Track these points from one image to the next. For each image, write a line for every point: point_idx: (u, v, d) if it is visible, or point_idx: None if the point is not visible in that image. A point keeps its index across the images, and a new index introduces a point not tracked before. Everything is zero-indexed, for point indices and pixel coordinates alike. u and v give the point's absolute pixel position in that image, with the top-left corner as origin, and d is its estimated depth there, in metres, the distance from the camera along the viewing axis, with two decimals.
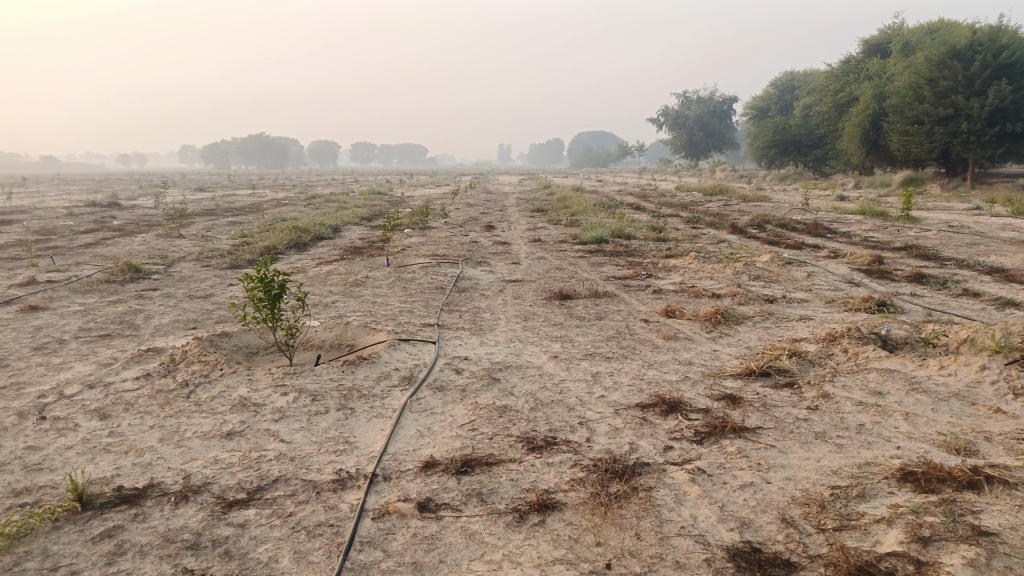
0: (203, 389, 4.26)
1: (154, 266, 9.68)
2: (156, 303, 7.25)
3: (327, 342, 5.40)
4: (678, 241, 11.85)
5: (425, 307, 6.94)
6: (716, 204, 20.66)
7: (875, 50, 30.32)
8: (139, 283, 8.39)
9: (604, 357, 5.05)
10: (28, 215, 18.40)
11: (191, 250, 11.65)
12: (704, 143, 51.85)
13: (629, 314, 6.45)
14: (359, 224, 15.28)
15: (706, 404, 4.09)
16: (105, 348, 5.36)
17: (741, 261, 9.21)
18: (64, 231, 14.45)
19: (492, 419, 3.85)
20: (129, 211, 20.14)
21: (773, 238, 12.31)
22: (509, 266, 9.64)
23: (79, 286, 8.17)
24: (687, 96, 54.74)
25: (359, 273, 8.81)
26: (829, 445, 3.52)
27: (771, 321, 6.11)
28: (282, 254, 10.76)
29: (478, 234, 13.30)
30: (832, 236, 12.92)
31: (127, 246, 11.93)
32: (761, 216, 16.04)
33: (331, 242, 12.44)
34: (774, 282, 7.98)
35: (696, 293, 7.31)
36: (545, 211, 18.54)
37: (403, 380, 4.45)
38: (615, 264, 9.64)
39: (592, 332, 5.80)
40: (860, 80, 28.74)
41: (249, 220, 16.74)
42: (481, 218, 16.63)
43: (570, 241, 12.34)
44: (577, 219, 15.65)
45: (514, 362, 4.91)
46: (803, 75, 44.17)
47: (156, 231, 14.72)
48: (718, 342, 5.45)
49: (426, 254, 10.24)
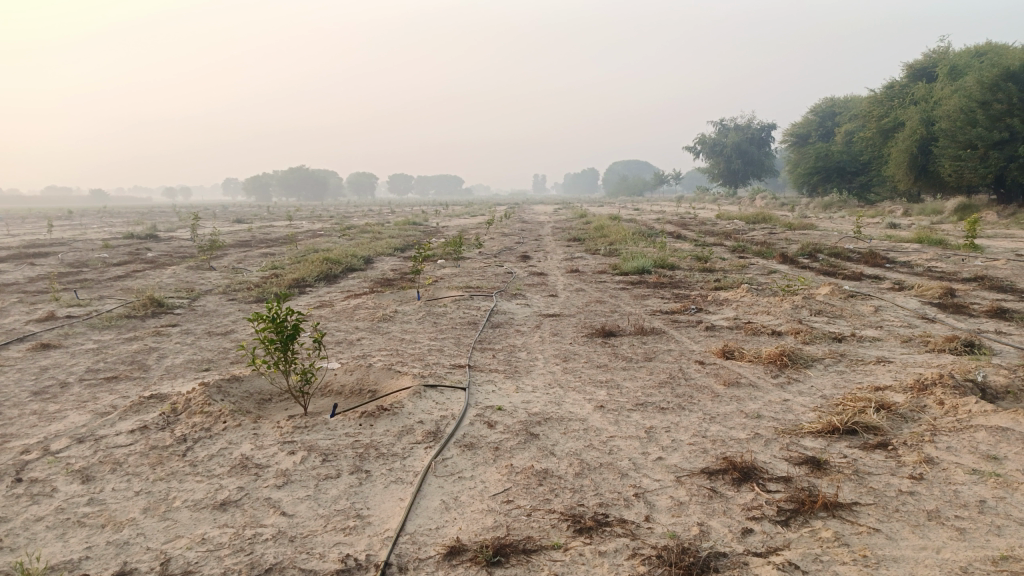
0: (201, 445, 3.74)
1: (178, 299, 9.34)
2: (173, 341, 6.84)
3: (347, 388, 4.88)
4: (726, 272, 11.17)
5: (456, 345, 6.39)
6: (761, 233, 19.88)
7: (920, 75, 29.43)
8: (159, 319, 8.01)
9: (658, 408, 4.43)
10: (67, 247, 18.49)
11: (219, 282, 11.32)
12: (742, 171, 50.95)
13: (681, 355, 5.82)
14: (392, 255, 14.90)
15: (785, 470, 3.44)
16: (107, 394, 4.90)
17: (798, 294, 8.51)
18: (96, 263, 14.33)
19: (531, 488, 3.26)
20: (164, 243, 20.15)
21: (827, 268, 11.56)
22: (547, 299, 9.08)
23: (97, 322, 7.83)
24: (725, 123, 53.95)
25: (388, 307, 8.32)
26: (948, 530, 2.84)
27: (843, 363, 5.42)
28: (311, 287, 10.36)
29: (513, 265, 12.78)
30: (892, 266, 12.10)
31: (156, 279, 11.68)
32: (810, 244, 15.25)
33: (362, 273, 12.05)
34: (837, 319, 7.27)
35: (753, 330, 6.64)
36: (581, 240, 18.04)
37: (427, 436, 3.88)
38: (660, 297, 9.03)
39: (642, 376, 5.18)
40: (905, 105, 27.80)
41: (282, 252, 16.52)
42: (516, 248, 16.14)
43: (610, 272, 11.75)
44: (616, 249, 15.05)
45: (554, 413, 4.32)
46: (845, 101, 43.20)
47: (187, 262, 14.52)
48: (787, 390, 4.78)
49: (459, 287, 9.75)
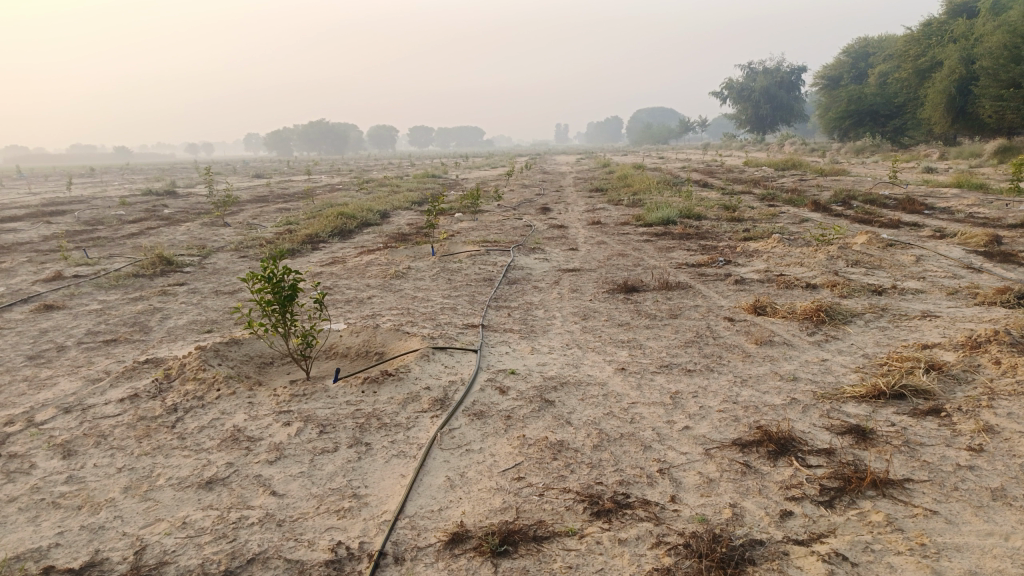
0: (192, 416, 3.49)
1: (188, 257, 9.11)
2: (178, 301, 6.61)
3: (352, 350, 4.61)
4: (755, 221, 10.68)
5: (470, 303, 6.08)
6: (791, 180, 19.17)
7: (960, 11, 27.91)
8: (167, 278, 7.79)
9: (684, 370, 4.09)
10: (85, 205, 18.40)
11: (232, 239, 11.07)
12: (770, 116, 49.40)
13: (709, 311, 5.45)
14: (409, 209, 14.57)
15: (827, 442, 3.10)
16: (103, 359, 4.67)
17: (833, 244, 8.04)
18: (112, 221, 14.17)
19: (544, 463, 2.96)
20: (181, 199, 19.95)
21: (862, 216, 11.01)
22: (566, 252, 8.71)
23: (104, 281, 7.62)
24: (752, 67, 52.10)
25: (400, 263, 8.01)
26: (1016, 511, 2.48)
27: (885, 319, 5.03)
28: (325, 243, 10.10)
29: (533, 217, 12.37)
30: (931, 212, 11.50)
31: (169, 236, 11.47)
32: (843, 191, 14.62)
33: (377, 228, 11.74)
34: (876, 270, 6.82)
35: (785, 283, 6.25)
36: (604, 191, 17.53)
37: (434, 403, 3.59)
38: (686, 248, 8.62)
39: (666, 336, 4.83)
40: (944, 43, 26.45)
41: (298, 207, 16.25)
42: (536, 200, 15.68)
43: (633, 223, 11.32)
44: (640, 199, 14.55)
45: (572, 377, 4.00)
46: (879, 41, 41.39)
47: (202, 219, 14.28)
48: (825, 349, 4.43)
49: (476, 241, 9.41)
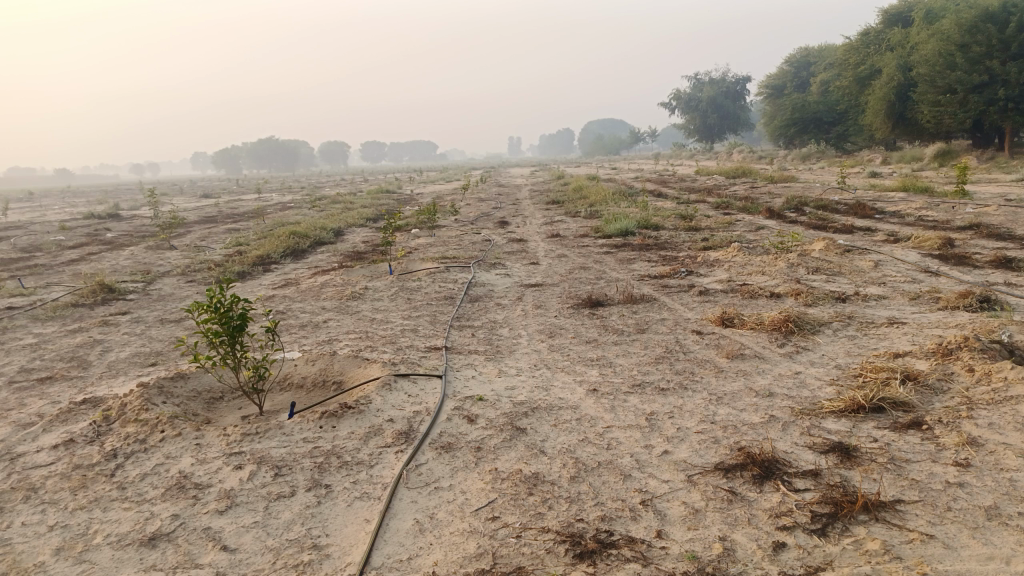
0: (133, 463, 3.20)
1: (132, 284, 8.68)
2: (120, 332, 6.23)
3: (308, 380, 4.35)
4: (713, 230, 10.71)
5: (431, 323, 5.87)
6: (743, 188, 19.42)
7: (895, 20, 28.81)
8: (109, 307, 7.38)
9: (658, 389, 3.94)
10: (21, 231, 17.59)
11: (179, 262, 10.64)
12: (718, 125, 50.32)
13: (676, 325, 5.34)
14: (364, 226, 14.26)
15: (811, 462, 2.99)
16: (35, 399, 4.31)
17: (792, 251, 8.05)
18: (50, 247, 13.54)
19: (519, 500, 2.77)
20: (125, 221, 19.25)
21: (816, 222, 11.13)
22: (527, 267, 8.56)
23: (41, 313, 7.18)
24: (699, 77, 53.03)
25: (357, 283, 7.75)
26: (1014, 531, 2.39)
27: (853, 327, 4.98)
28: (277, 264, 9.75)
29: (490, 232, 12.20)
30: (882, 217, 11.68)
31: (111, 261, 10.96)
32: (795, 197, 14.81)
33: (331, 247, 11.42)
34: (837, 277, 6.82)
35: (750, 293, 6.19)
36: (560, 202, 17.48)
37: (398, 437, 3.37)
38: (647, 260, 8.54)
39: (636, 352, 4.70)
40: (881, 51, 27.25)
41: (249, 227, 15.80)
42: (493, 214, 15.53)
43: (592, 235, 11.23)
44: (597, 210, 14.51)
45: (542, 401, 3.82)
46: (819, 50, 42.54)
47: (147, 242, 13.75)
48: (798, 361, 4.34)
49: (434, 258, 9.19)
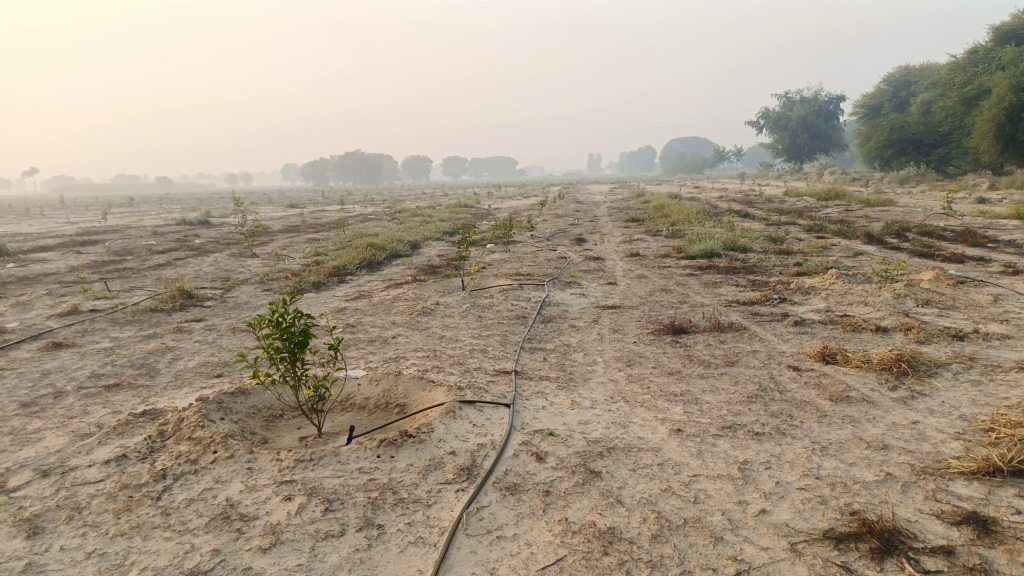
0: (181, 485, 3.02)
1: (210, 290, 8.78)
2: (192, 339, 6.21)
3: (371, 402, 4.12)
4: (806, 255, 10.03)
5: (502, 344, 5.58)
6: (836, 211, 18.42)
7: (1007, 37, 27.03)
8: (185, 313, 7.43)
9: (752, 434, 3.51)
10: (119, 235, 18.43)
11: (258, 270, 10.77)
12: (808, 146, 48.50)
13: (768, 359, 4.87)
14: (441, 239, 14.19)
15: (941, 536, 2.51)
16: (99, 408, 4.24)
17: (896, 279, 7.40)
18: (141, 251, 14.05)
19: (592, 560, 2.41)
20: (214, 229, 19.94)
21: (921, 249, 10.30)
22: (605, 287, 8.19)
23: (121, 316, 7.28)
24: (789, 96, 51.28)
25: (428, 298, 7.56)
26: None
27: (976, 370, 4.40)
28: (352, 276, 9.72)
29: (568, 249, 11.88)
30: (995, 245, 10.73)
31: (195, 267, 11.21)
32: (895, 222, 13.86)
33: (406, 260, 11.35)
34: (950, 312, 6.16)
35: (852, 325, 5.64)
36: (641, 221, 17.01)
37: (460, 474, 3.07)
38: (734, 284, 8.04)
39: (725, 388, 4.26)
40: (991, 70, 25.59)
41: (329, 237, 16.02)
42: (571, 230, 15.22)
43: (674, 255, 10.76)
44: (679, 229, 14.00)
45: (619, 440, 3.45)
46: (920, 69, 40.47)
47: (231, 249, 14.10)
48: (914, 408, 3.82)
49: (509, 275, 8.93)
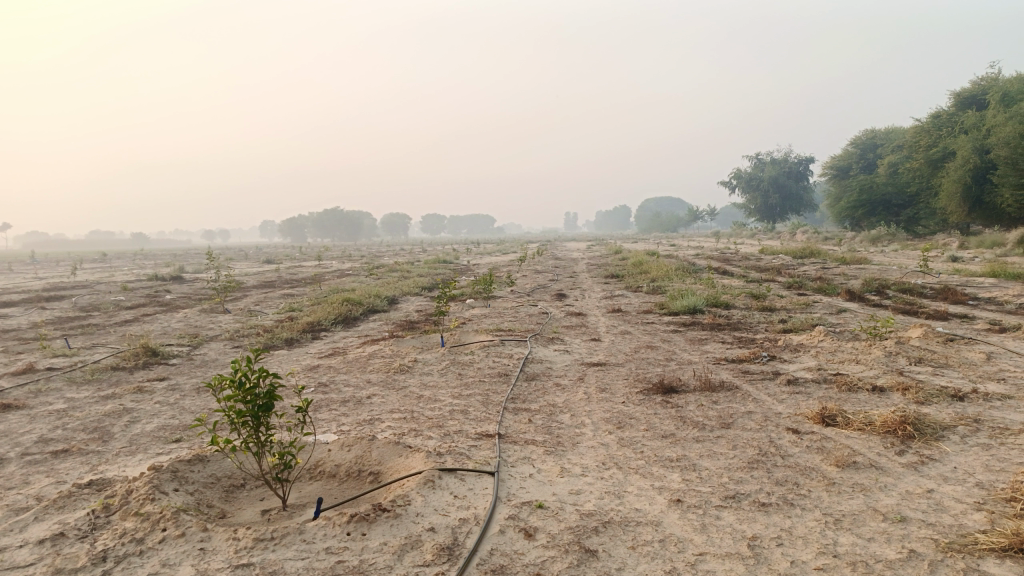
0: (123, 569, 2.66)
1: (176, 347, 8.39)
2: (153, 400, 5.83)
3: (342, 469, 3.79)
4: (790, 311, 9.90)
5: (484, 404, 5.28)
6: (813, 268, 18.47)
7: (968, 103, 27.94)
8: (148, 372, 7.04)
9: (758, 505, 3.23)
10: (87, 290, 17.94)
11: (229, 326, 10.39)
12: (780, 205, 49.39)
13: (766, 420, 4.62)
14: (419, 295, 13.93)
15: None
16: (42, 476, 3.85)
17: (884, 337, 7.25)
18: (108, 307, 13.62)
19: None
20: (186, 284, 19.52)
21: (904, 306, 10.23)
22: (588, 344, 7.95)
23: (78, 375, 6.87)
24: (760, 157, 52.44)
25: (406, 355, 7.26)
26: None
27: (984, 432, 4.18)
28: (327, 332, 9.40)
29: (548, 305, 11.68)
30: (976, 303, 10.70)
31: (163, 323, 10.81)
32: (875, 279, 13.87)
33: (383, 315, 11.06)
34: (944, 370, 5.98)
35: (847, 384, 5.43)
36: (621, 277, 16.93)
37: (440, 554, 2.74)
38: (720, 341, 7.85)
39: (723, 453, 3.99)
40: (954, 133, 26.33)
41: (304, 292, 15.65)
42: (550, 286, 15.06)
43: (657, 311, 10.60)
44: (659, 286, 13.89)
45: (615, 512, 3.16)
46: (886, 132, 41.70)
47: (202, 304, 13.72)
48: (927, 475, 3.57)
49: (489, 331, 8.67)
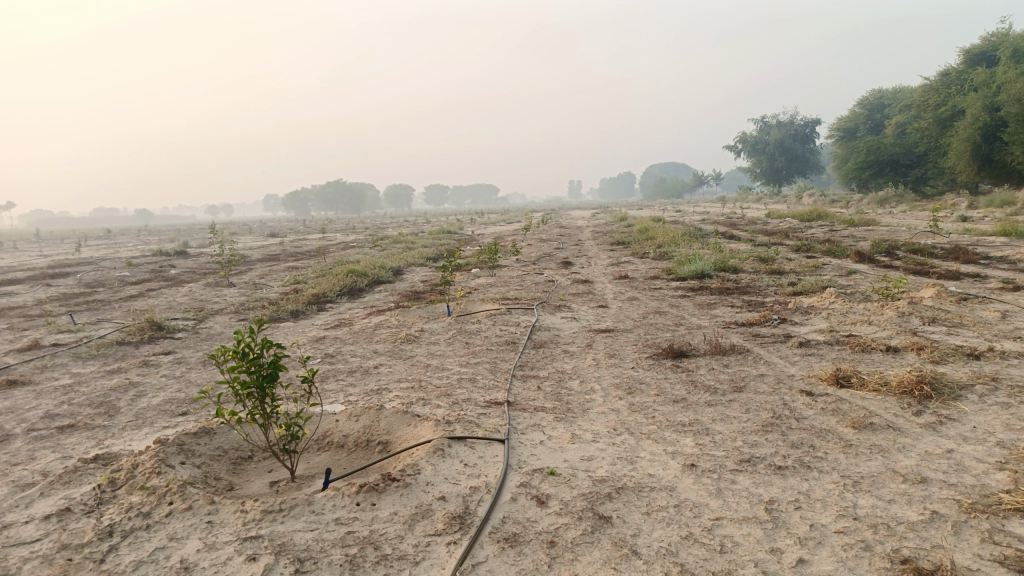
0: (131, 544, 2.61)
1: (181, 321, 8.34)
2: (159, 374, 5.79)
3: (350, 440, 3.74)
4: (799, 274, 9.79)
5: (492, 372, 5.22)
6: (821, 230, 18.28)
7: (978, 59, 27.41)
8: (154, 346, 7.00)
9: (774, 469, 3.17)
10: (92, 266, 17.91)
11: (234, 300, 10.35)
12: (786, 168, 48.91)
13: (779, 383, 4.54)
14: (424, 265, 13.84)
15: None
16: (47, 452, 3.81)
17: (896, 297, 7.15)
18: (114, 282, 13.58)
19: None
20: (191, 258, 19.47)
21: (915, 267, 10.09)
22: (596, 310, 7.87)
23: (84, 351, 6.84)
24: (766, 120, 51.78)
25: (412, 325, 7.19)
26: None
27: (1003, 391, 4.10)
28: (332, 303, 9.34)
29: (554, 272, 11.58)
30: (988, 262, 10.55)
31: (169, 298, 10.76)
32: (884, 241, 13.70)
33: (389, 286, 10.99)
34: (959, 329, 5.88)
35: (860, 345, 5.35)
36: (626, 243, 16.79)
37: (451, 523, 2.69)
38: (729, 305, 7.76)
39: (737, 417, 3.92)
40: (964, 91, 25.87)
41: (309, 265, 15.59)
42: (556, 254, 14.95)
43: (664, 277, 10.49)
44: (666, 251, 13.77)
45: (629, 478, 3.10)
46: (894, 92, 41.06)
47: (207, 278, 13.67)
48: (946, 436, 3.50)
49: (496, 299, 8.59)
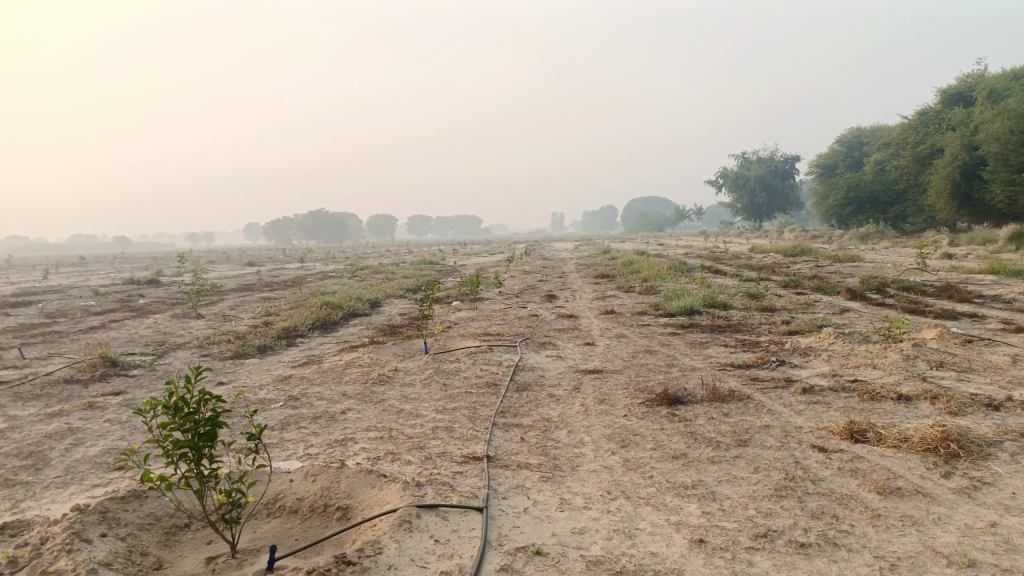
0: None
1: (138, 357, 7.77)
2: (103, 418, 5.24)
3: (305, 504, 3.25)
4: (791, 312, 9.42)
5: (471, 420, 4.74)
6: (807, 266, 18.05)
7: (956, 99, 27.64)
8: (104, 385, 6.44)
9: (798, 548, 2.72)
10: (56, 295, 17.20)
11: (200, 333, 9.78)
12: (767, 204, 49.17)
13: (787, 437, 4.12)
14: (402, 298, 13.34)
15: None
16: None
17: (898, 339, 6.78)
18: (76, 313, 12.93)
19: None
20: (161, 287, 18.80)
21: (910, 306, 9.75)
22: (582, 348, 7.43)
23: (26, 390, 6.26)
24: (747, 156, 52.15)
25: (386, 364, 6.69)
26: None
27: None
28: (303, 338, 8.82)
29: (538, 306, 11.15)
30: (982, 301, 10.26)
31: (130, 330, 10.16)
32: (873, 277, 13.41)
33: (365, 320, 10.48)
34: (970, 375, 5.50)
35: (869, 393, 4.94)
36: (611, 277, 16.40)
37: None
38: (723, 344, 7.36)
39: (745, 478, 3.48)
40: (942, 130, 26.02)
41: (283, 296, 15.04)
42: (539, 287, 14.52)
43: (652, 313, 10.09)
44: (652, 286, 13.38)
45: (628, 559, 2.63)
46: (872, 130, 41.53)
47: (175, 309, 13.07)
48: (986, 504, 3.08)
49: (476, 335, 8.13)
